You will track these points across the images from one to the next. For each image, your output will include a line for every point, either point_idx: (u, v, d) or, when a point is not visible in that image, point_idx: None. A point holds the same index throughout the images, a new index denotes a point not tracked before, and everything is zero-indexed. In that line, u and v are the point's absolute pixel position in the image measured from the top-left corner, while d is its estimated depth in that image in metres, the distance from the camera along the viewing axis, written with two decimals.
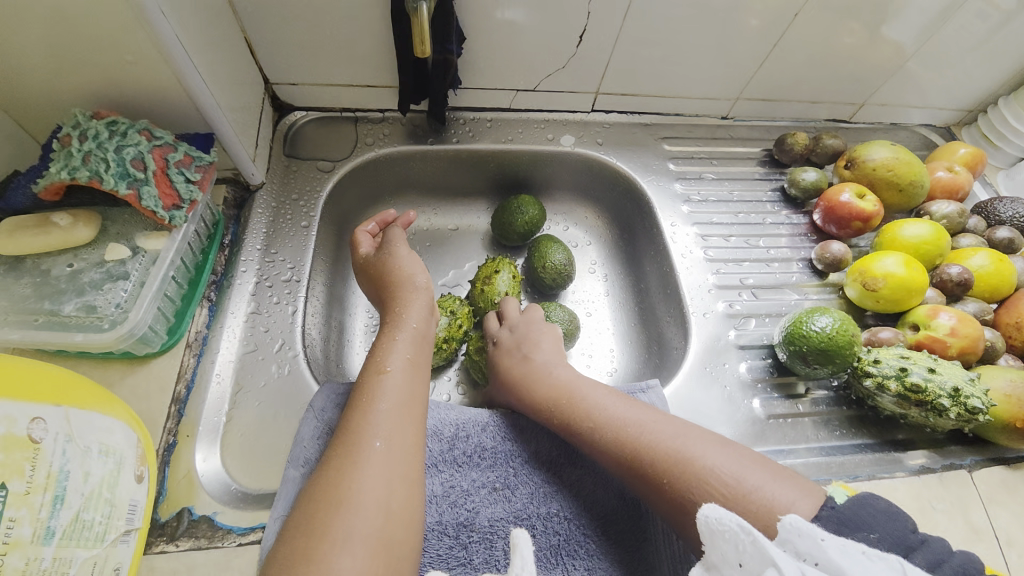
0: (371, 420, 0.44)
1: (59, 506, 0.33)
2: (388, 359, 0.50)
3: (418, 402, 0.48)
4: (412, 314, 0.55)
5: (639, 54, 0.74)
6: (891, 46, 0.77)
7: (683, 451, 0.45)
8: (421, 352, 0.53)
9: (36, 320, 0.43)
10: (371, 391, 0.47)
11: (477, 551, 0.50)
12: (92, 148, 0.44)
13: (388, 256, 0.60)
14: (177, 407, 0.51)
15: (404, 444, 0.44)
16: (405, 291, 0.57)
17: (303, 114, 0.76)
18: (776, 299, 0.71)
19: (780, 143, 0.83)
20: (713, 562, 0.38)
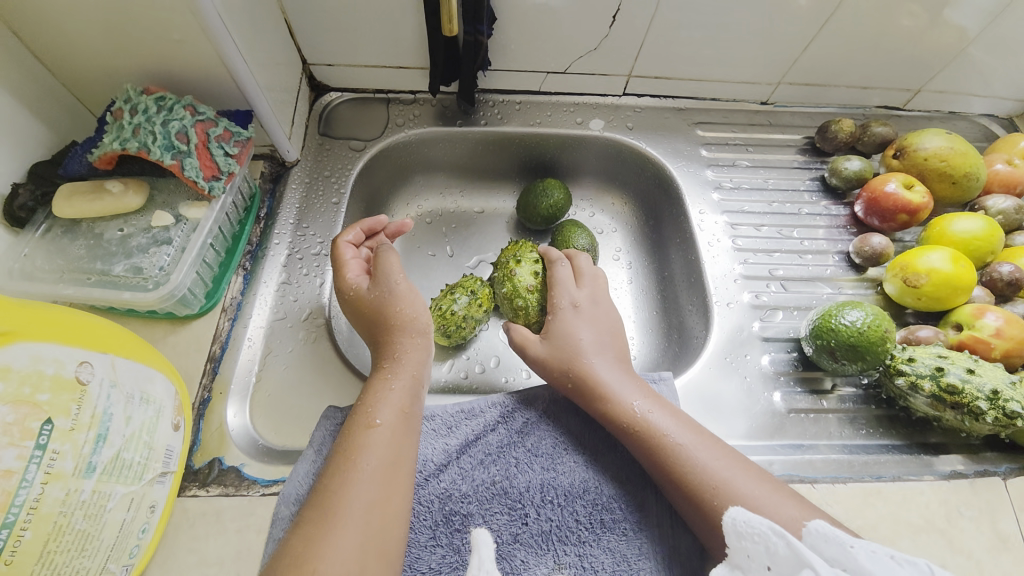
0: (354, 480, 0.42)
1: (100, 444, 0.36)
2: (378, 409, 0.47)
3: (405, 459, 0.45)
4: (407, 364, 0.50)
5: (674, 36, 0.72)
6: (953, 29, 0.72)
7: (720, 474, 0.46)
8: (416, 404, 0.49)
9: (89, 278, 0.46)
10: (359, 445, 0.44)
11: (471, 548, 0.49)
12: (141, 122, 0.47)
13: (377, 288, 0.54)
14: (212, 365, 0.54)
15: (385, 505, 0.42)
16: (401, 336, 0.52)
17: (338, 95, 0.78)
18: (807, 292, 0.68)
19: (823, 131, 0.79)
20: (740, 562, 0.40)
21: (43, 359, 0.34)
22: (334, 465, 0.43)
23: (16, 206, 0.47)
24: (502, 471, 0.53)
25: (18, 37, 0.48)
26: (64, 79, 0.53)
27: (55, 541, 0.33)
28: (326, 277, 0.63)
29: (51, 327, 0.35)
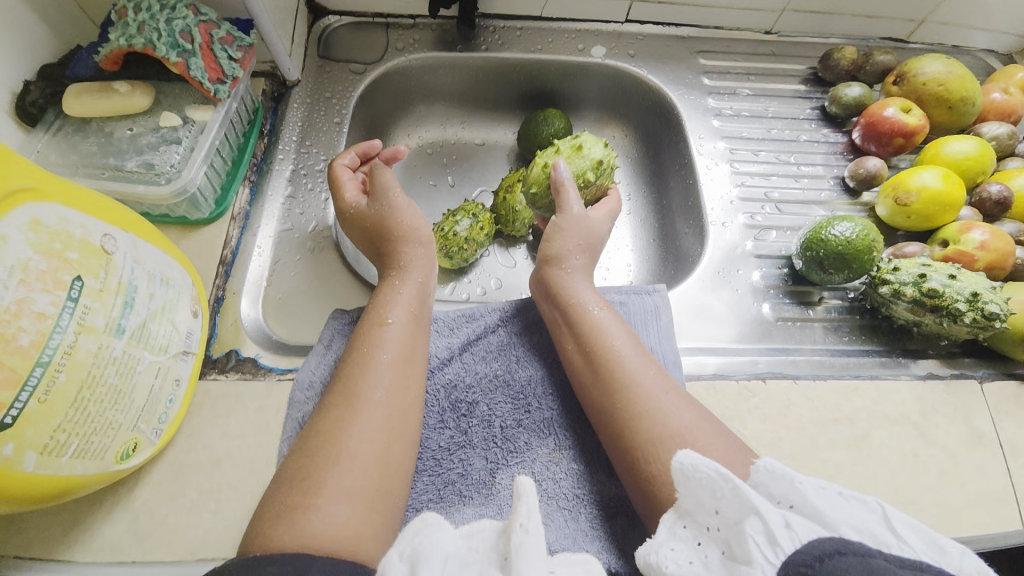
0: (370, 373, 0.45)
1: (128, 310, 0.39)
2: (392, 309, 0.50)
3: (415, 359, 0.49)
4: (415, 270, 0.54)
5: None
6: None
7: (672, 422, 0.45)
8: (426, 308, 0.53)
9: (103, 173, 0.48)
10: (372, 339, 0.48)
11: (477, 432, 0.53)
12: (146, 19, 0.48)
13: (381, 202, 0.56)
14: (224, 268, 0.56)
15: (400, 399, 0.46)
16: (412, 246, 0.55)
17: (338, 18, 0.77)
18: (801, 214, 0.70)
19: (825, 58, 0.79)
20: (686, 508, 0.37)
21: (71, 222, 0.35)
22: (353, 360, 0.47)
23: (28, 102, 0.48)
24: (502, 368, 0.56)
25: None
26: None
27: (89, 389, 0.36)
28: (330, 193, 0.65)
29: (76, 196, 0.37)
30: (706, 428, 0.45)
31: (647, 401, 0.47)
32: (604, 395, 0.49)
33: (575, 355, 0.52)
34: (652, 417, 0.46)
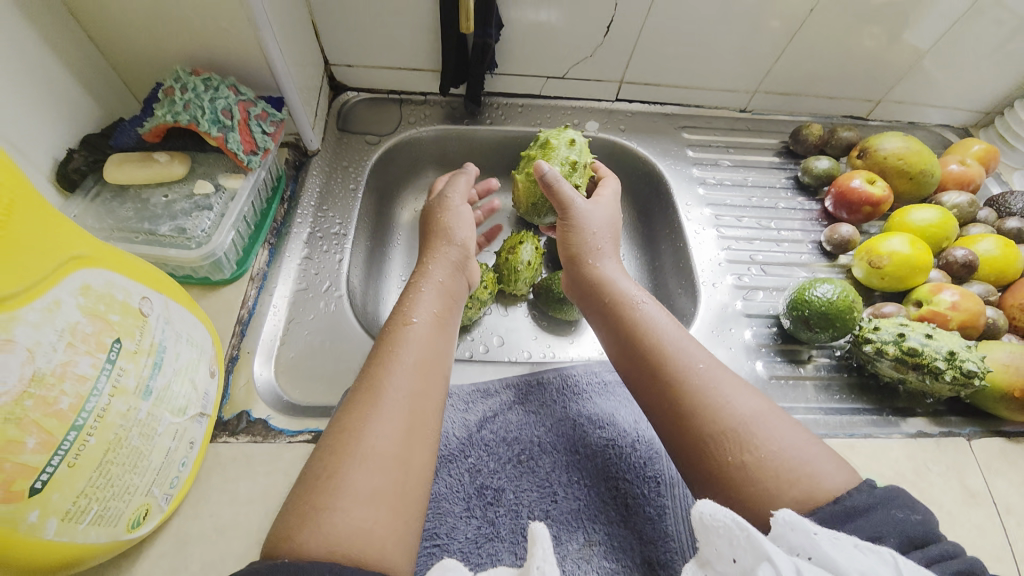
0: (392, 368, 0.45)
1: (156, 371, 0.40)
2: (414, 310, 0.52)
3: (438, 357, 0.49)
4: (436, 275, 0.58)
5: (662, 46, 0.80)
6: (909, 50, 0.83)
7: (747, 417, 0.43)
8: (448, 313, 0.55)
9: (137, 238, 0.51)
10: (395, 338, 0.48)
11: (504, 523, 0.52)
12: (192, 97, 0.52)
13: (446, 239, 0.62)
14: (240, 327, 0.58)
15: (421, 392, 0.45)
16: (440, 244, 0.61)
17: (355, 94, 0.84)
18: (784, 275, 0.75)
19: (796, 135, 0.88)
20: (707, 558, 0.37)
21: (115, 286, 0.38)
22: (375, 356, 0.47)
23: (70, 170, 0.51)
24: (525, 448, 0.56)
25: (75, 17, 0.53)
26: (116, 65, 0.59)
27: (114, 451, 0.36)
28: (344, 254, 0.69)
29: (122, 263, 0.40)
30: (781, 424, 0.43)
31: (699, 372, 0.46)
32: (654, 352, 0.49)
33: (624, 325, 0.53)
34: (707, 398, 0.44)
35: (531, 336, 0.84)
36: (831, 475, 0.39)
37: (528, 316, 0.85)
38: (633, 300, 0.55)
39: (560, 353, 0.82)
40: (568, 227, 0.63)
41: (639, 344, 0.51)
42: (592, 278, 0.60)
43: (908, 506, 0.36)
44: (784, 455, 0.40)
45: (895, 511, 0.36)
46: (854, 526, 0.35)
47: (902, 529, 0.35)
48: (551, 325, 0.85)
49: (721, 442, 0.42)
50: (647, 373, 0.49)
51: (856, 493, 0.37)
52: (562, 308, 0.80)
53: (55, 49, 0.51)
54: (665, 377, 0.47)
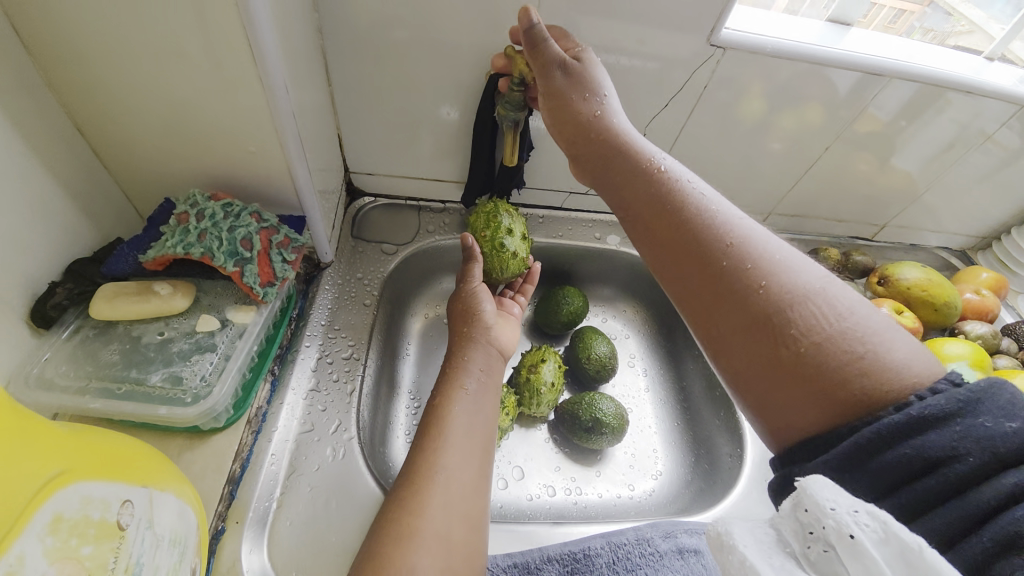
0: (439, 453, 0.50)
1: None
2: (453, 391, 0.56)
3: (478, 434, 0.53)
4: (473, 358, 0.60)
5: (684, 169, 0.81)
6: (900, 175, 0.85)
7: (796, 300, 0.38)
8: (484, 387, 0.58)
9: (121, 389, 0.42)
10: (439, 424, 0.52)
11: None
12: (209, 227, 0.47)
13: (473, 317, 0.64)
14: (230, 488, 0.48)
15: (465, 472, 0.50)
16: (474, 329, 0.63)
17: (371, 200, 0.81)
18: None
19: (813, 256, 0.89)
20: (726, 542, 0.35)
21: (92, 501, 0.31)
22: (420, 443, 0.52)
23: (49, 305, 0.43)
24: None
25: (83, 133, 0.48)
26: (121, 178, 0.53)
27: None
28: (356, 385, 0.61)
29: (100, 461, 0.33)
30: (889, 332, 0.36)
31: (778, 303, 0.38)
32: (716, 262, 0.41)
33: (669, 226, 0.45)
34: (804, 313, 0.37)
35: (554, 466, 0.74)
36: (902, 351, 0.35)
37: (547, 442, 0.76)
38: (673, 174, 0.47)
39: (586, 488, 0.73)
40: (557, 103, 0.53)
41: (704, 286, 0.42)
42: (604, 140, 0.51)
43: (1006, 412, 0.30)
44: (874, 338, 0.36)
45: (985, 419, 0.30)
46: (920, 442, 0.31)
47: (985, 442, 0.29)
48: (579, 452, 0.75)
49: (820, 388, 0.35)
50: (706, 277, 0.42)
51: (936, 396, 0.32)
52: (591, 438, 0.72)
53: (52, 170, 0.45)
54: (742, 299, 0.39)
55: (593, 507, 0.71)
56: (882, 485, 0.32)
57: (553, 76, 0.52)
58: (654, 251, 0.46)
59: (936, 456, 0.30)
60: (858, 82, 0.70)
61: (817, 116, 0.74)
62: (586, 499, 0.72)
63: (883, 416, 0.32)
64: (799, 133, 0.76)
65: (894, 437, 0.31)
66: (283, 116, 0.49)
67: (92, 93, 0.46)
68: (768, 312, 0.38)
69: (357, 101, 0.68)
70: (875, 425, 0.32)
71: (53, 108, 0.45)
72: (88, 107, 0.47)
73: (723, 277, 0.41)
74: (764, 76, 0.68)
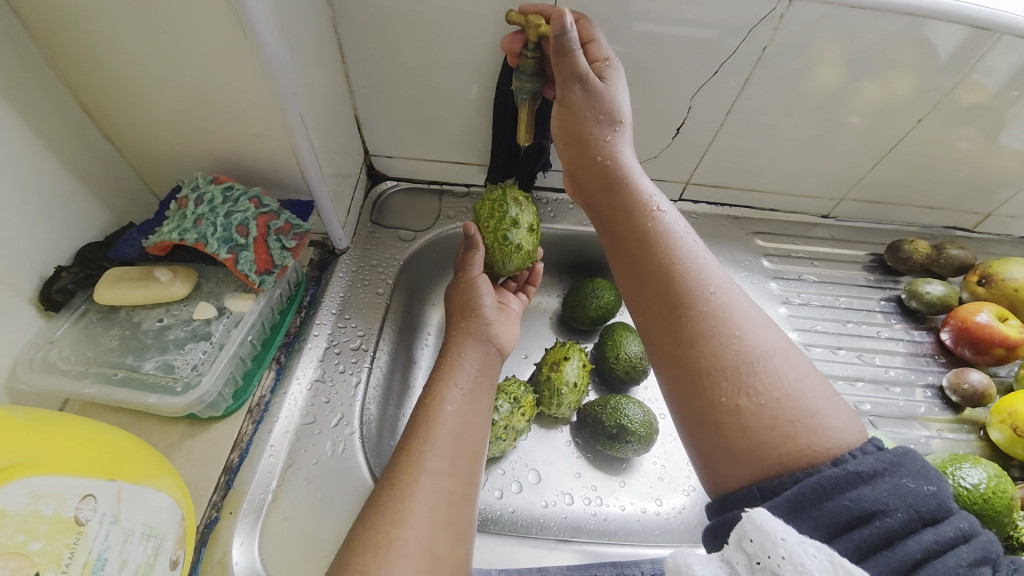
0: (427, 453, 0.47)
1: None
2: (445, 388, 0.53)
3: (472, 433, 0.51)
4: (467, 352, 0.57)
5: (737, 149, 0.70)
6: (1014, 154, 0.69)
7: (757, 362, 0.39)
8: (477, 385, 0.55)
9: (116, 375, 0.42)
10: (429, 422, 0.50)
11: None
12: (205, 212, 0.45)
13: (471, 310, 0.60)
14: (226, 477, 0.48)
15: (451, 474, 0.47)
16: (469, 325, 0.59)
17: (393, 183, 0.78)
18: (900, 432, 0.64)
19: (894, 250, 0.75)
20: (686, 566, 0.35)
21: (44, 496, 0.30)
22: (404, 445, 0.49)
23: (54, 289, 0.44)
24: None
25: (93, 118, 0.49)
26: (136, 163, 0.53)
27: None
28: (362, 376, 0.59)
29: (62, 454, 0.32)
30: (832, 399, 0.38)
31: (735, 352, 0.39)
32: (687, 303, 0.42)
33: (648, 263, 0.46)
34: (763, 370, 0.38)
35: (574, 472, 0.69)
36: (841, 417, 0.37)
37: (567, 445, 0.71)
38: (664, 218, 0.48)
39: (608, 500, 0.67)
40: (572, 127, 0.53)
41: (671, 324, 0.43)
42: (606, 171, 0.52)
43: (923, 477, 0.33)
44: (821, 402, 0.37)
45: (907, 480, 0.33)
46: (855, 495, 0.33)
47: (909, 500, 0.32)
48: (602, 459, 0.70)
49: (761, 441, 0.36)
50: (674, 317, 0.43)
51: (862, 456, 0.34)
52: (614, 446, 0.66)
53: (59, 154, 0.46)
54: (703, 343, 0.41)
55: (614, 522, 0.65)
56: (826, 528, 0.33)
57: (572, 89, 0.50)
58: (630, 286, 0.48)
59: (871, 509, 0.32)
60: (961, 37, 0.56)
61: (907, 85, 0.62)
62: (609, 513, 0.66)
63: (823, 470, 0.34)
64: (883, 103, 0.64)
65: (831, 490, 0.33)
66: (283, 94, 0.46)
67: (95, 76, 0.45)
68: (726, 359, 0.39)
69: (372, 81, 0.64)
70: (815, 476, 0.34)
71: (61, 93, 0.46)
72: (93, 90, 0.46)
73: (687, 319, 0.42)
74: (840, 35, 0.57)
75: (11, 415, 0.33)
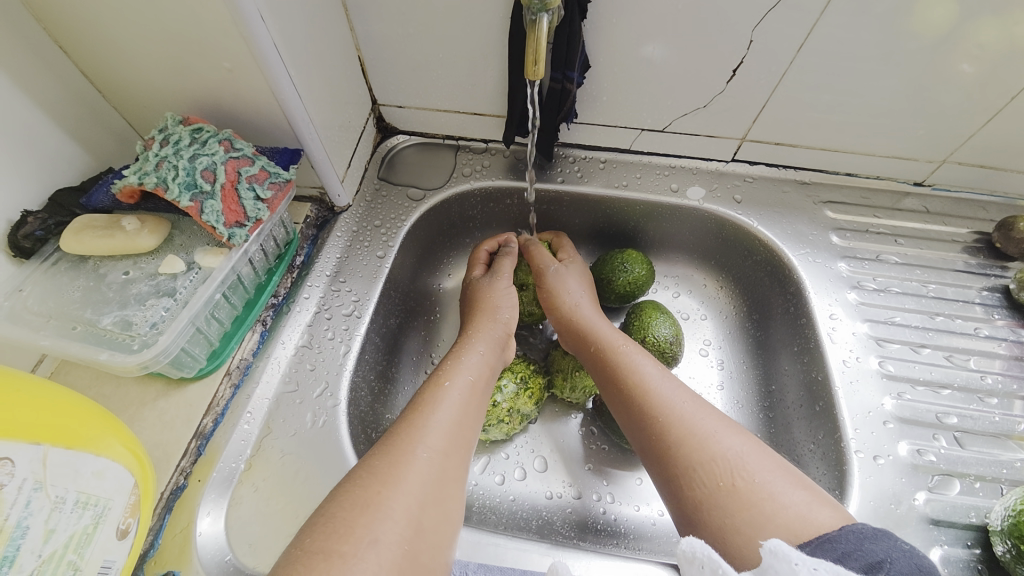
0: (424, 431, 0.42)
1: (4, 569, 0.29)
2: (454, 372, 0.48)
3: (471, 424, 0.45)
4: (480, 344, 0.52)
5: (808, 100, 0.57)
6: None
7: (694, 462, 0.40)
8: (487, 383, 0.50)
9: (74, 329, 0.40)
10: (429, 401, 0.45)
11: None
12: (168, 154, 0.41)
13: (483, 310, 0.57)
14: (198, 443, 0.45)
15: (449, 456, 0.41)
16: (485, 321, 0.55)
17: (405, 138, 0.70)
18: (989, 453, 0.52)
19: (1005, 228, 0.60)
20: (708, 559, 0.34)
21: None
22: (404, 419, 0.43)
23: (21, 236, 0.42)
24: None
25: (65, 51, 0.45)
26: (118, 104, 0.50)
27: None
28: (352, 345, 0.54)
29: None
30: (727, 427, 0.42)
31: (677, 398, 0.45)
32: (644, 396, 0.46)
33: (609, 389, 0.49)
34: (691, 444, 0.41)
35: (583, 465, 0.62)
36: (753, 446, 0.40)
37: (582, 433, 0.63)
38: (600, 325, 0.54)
39: (622, 498, 0.60)
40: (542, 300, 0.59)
41: (634, 410, 0.46)
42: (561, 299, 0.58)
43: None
44: (749, 463, 0.38)
45: None
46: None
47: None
48: (619, 454, 0.62)
49: (713, 471, 0.39)
50: (640, 421, 0.45)
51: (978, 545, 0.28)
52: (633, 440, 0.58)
53: (27, 89, 0.43)
54: (658, 424, 0.43)
55: (626, 524, 0.58)
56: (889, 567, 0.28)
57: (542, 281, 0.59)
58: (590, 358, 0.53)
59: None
60: None
61: None
62: (620, 513, 0.59)
63: (740, 485, 0.37)
64: (1006, 41, 0.48)
65: None
66: (245, 18, 0.40)
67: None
68: (680, 428, 0.42)
69: (368, 14, 0.55)
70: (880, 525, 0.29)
71: (25, 20, 0.42)
72: (56, 17, 0.42)
73: (646, 403, 0.45)
74: None
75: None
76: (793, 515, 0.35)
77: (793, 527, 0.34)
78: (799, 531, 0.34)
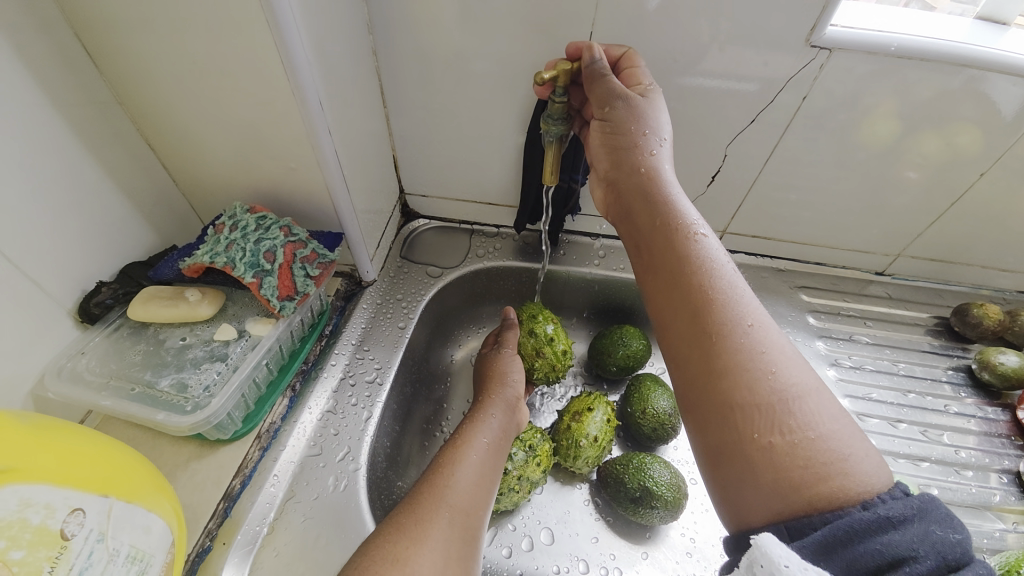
0: (443, 491, 0.45)
1: None
2: (471, 437, 0.52)
3: (488, 483, 0.49)
4: (494, 409, 0.57)
5: (777, 201, 0.67)
6: None
7: (754, 396, 0.36)
8: (501, 447, 0.54)
9: (133, 390, 0.44)
10: (450, 462, 0.49)
11: None
12: (237, 238, 0.48)
13: (499, 380, 0.61)
14: (225, 505, 0.47)
15: (467, 515, 0.44)
16: (497, 387, 0.60)
17: (425, 222, 0.78)
18: (971, 523, 0.55)
19: (962, 314, 0.68)
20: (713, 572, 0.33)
21: (32, 505, 0.30)
22: (426, 480, 0.47)
23: (92, 303, 0.47)
24: None
25: (153, 149, 0.53)
26: (187, 193, 0.57)
27: None
28: (374, 411, 0.57)
29: (64, 463, 0.33)
30: (796, 362, 0.38)
31: (743, 322, 0.39)
32: (696, 297, 0.41)
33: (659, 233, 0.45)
34: (758, 381, 0.37)
35: (588, 537, 0.63)
36: (834, 409, 0.36)
37: (586, 504, 0.65)
38: (668, 222, 0.45)
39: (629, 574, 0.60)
40: (612, 126, 0.49)
41: (685, 306, 0.41)
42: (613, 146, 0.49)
43: (950, 522, 0.30)
44: (820, 421, 0.35)
45: (936, 527, 0.30)
46: (888, 540, 0.30)
47: (938, 547, 0.29)
48: (623, 526, 0.63)
49: (753, 419, 0.36)
50: (684, 330, 0.41)
51: (891, 500, 0.31)
52: (638, 511, 0.58)
53: (118, 181, 0.50)
54: (716, 345, 0.39)
55: None
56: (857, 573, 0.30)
57: (614, 108, 0.48)
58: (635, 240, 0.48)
59: (900, 555, 0.29)
60: (1022, 87, 0.52)
61: (969, 139, 0.57)
62: None
63: (803, 450, 0.34)
64: (938, 156, 0.59)
65: (863, 532, 0.30)
66: (318, 132, 0.49)
67: (155, 111, 0.49)
68: (730, 363, 0.38)
69: (407, 121, 0.65)
70: (846, 519, 0.31)
71: (126, 124, 0.50)
72: (153, 124, 0.50)
73: (700, 316, 0.40)
74: (884, 86, 0.53)
75: (16, 420, 0.34)
76: (848, 480, 0.33)
77: (843, 493, 0.33)
78: (839, 492, 0.33)
